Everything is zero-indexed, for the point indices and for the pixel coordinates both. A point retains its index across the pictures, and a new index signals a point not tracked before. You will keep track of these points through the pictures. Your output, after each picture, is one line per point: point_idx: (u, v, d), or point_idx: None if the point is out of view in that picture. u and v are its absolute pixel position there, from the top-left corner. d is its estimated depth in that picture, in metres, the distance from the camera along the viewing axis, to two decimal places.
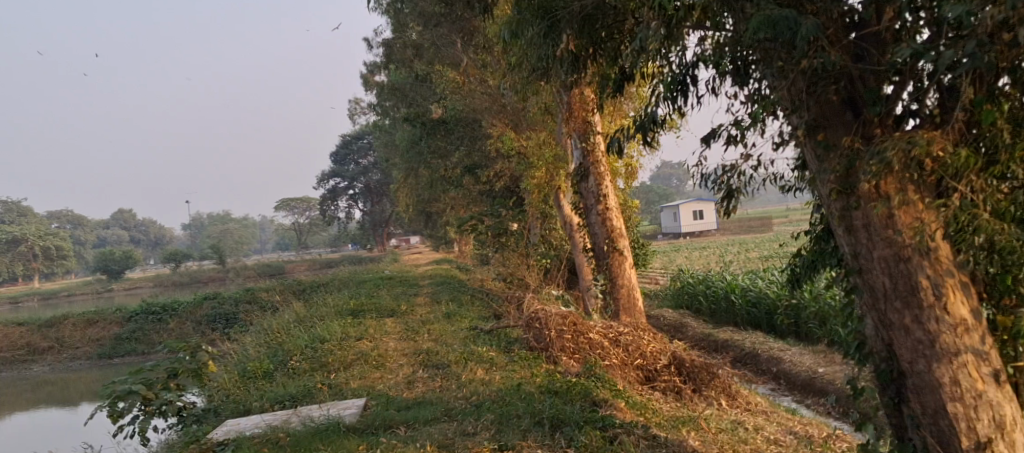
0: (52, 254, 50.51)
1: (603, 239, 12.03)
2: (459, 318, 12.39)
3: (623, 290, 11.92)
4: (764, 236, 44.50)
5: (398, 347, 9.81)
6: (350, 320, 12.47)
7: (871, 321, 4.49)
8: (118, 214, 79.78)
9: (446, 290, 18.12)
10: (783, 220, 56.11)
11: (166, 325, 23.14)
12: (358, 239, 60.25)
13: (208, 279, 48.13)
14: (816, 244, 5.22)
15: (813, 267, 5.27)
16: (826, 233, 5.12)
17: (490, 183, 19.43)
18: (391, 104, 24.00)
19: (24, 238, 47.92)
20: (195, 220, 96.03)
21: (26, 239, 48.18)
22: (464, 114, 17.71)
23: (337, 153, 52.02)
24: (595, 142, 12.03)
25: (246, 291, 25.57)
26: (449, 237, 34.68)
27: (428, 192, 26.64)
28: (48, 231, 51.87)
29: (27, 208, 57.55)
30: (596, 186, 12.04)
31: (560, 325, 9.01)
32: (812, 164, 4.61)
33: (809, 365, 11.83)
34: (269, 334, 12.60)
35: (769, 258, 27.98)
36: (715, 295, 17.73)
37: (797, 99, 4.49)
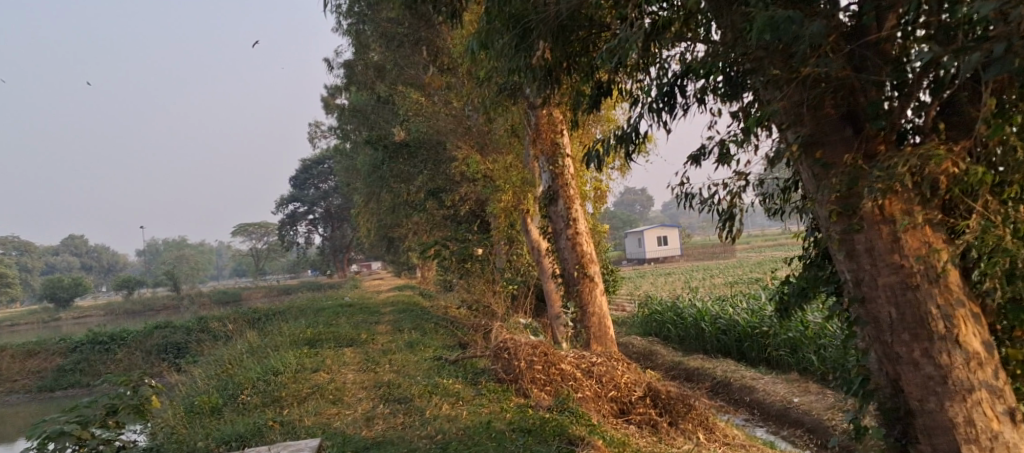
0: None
1: (573, 265, 11.64)
2: (422, 348, 11.83)
3: (594, 317, 11.53)
4: (726, 262, 44.72)
5: (358, 380, 9.23)
6: (306, 350, 11.85)
7: (874, 355, 4.04)
8: (70, 240, 77.62)
9: (408, 318, 17.52)
10: (745, 246, 56.49)
11: (114, 356, 22.13)
12: (318, 265, 59.16)
13: (162, 307, 46.74)
14: (807, 271, 4.84)
15: (803, 295, 4.88)
16: (820, 258, 4.75)
17: (454, 207, 18.97)
18: (353, 128, 23.48)
19: None
20: (150, 247, 93.84)
21: None
22: (427, 136, 17.26)
23: (297, 177, 51.12)
24: (564, 164, 11.70)
25: (200, 319, 24.67)
26: (412, 263, 34.12)
27: (390, 218, 26.08)
28: None
29: None
30: (566, 209, 11.67)
31: (530, 355, 8.56)
32: (807, 184, 4.15)
33: (783, 394, 11.54)
34: (220, 366, 11.90)
35: (734, 284, 27.89)
36: (684, 322, 17.39)
37: (793, 112, 4.06)
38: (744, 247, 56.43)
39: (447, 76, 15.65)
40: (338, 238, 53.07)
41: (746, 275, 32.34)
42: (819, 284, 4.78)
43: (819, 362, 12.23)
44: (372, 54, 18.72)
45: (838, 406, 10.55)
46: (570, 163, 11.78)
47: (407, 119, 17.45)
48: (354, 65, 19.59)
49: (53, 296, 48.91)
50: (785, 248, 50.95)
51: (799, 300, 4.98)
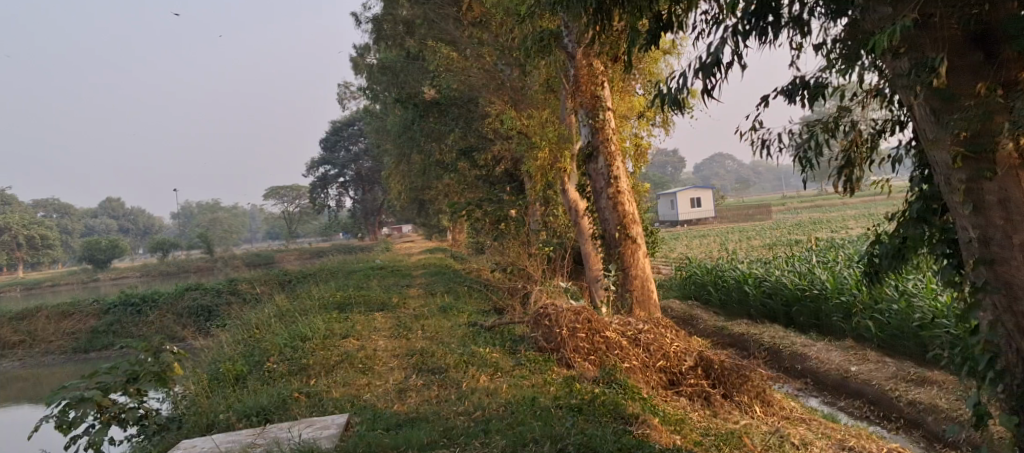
0: (36, 244, 49.27)
1: (614, 225, 10.96)
2: (457, 312, 11.32)
3: (636, 281, 10.87)
4: (762, 224, 43.52)
5: (390, 347, 8.71)
6: (335, 314, 11.39)
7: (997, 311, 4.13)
8: (106, 202, 78.34)
9: (441, 281, 17.02)
10: (781, 208, 55.07)
11: (145, 318, 22.01)
12: (349, 227, 59.00)
13: (195, 269, 46.97)
14: (911, 231, 4.81)
15: (899, 258, 4.93)
16: (919, 217, 4.78)
17: (486, 167, 18.32)
18: (381, 86, 22.78)
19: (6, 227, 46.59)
20: (185, 209, 94.68)
21: (9, 229, 46.88)
22: (460, 92, 16.57)
23: (328, 139, 50.59)
24: (604, 118, 10.96)
25: (231, 281, 24.46)
26: (442, 225, 33.58)
27: (421, 179, 25.48)
28: (33, 221, 50.60)
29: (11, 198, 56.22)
30: (607, 167, 10.96)
31: (573, 322, 7.93)
32: (924, 123, 4.09)
33: (838, 362, 10.79)
34: (247, 330, 11.48)
35: (774, 247, 26.91)
36: (726, 286, 16.65)
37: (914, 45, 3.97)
38: (781, 209, 54.98)
39: (480, 29, 15.00)
40: (369, 201, 52.73)
41: (786, 237, 31.26)
42: (921, 243, 4.79)
43: (876, 328, 11.51)
44: (401, 8, 17.97)
45: (901, 374, 9.75)
46: (611, 116, 11.05)
47: (438, 74, 16.75)
48: (382, 20, 18.84)
49: (90, 258, 49.33)
50: (824, 210, 49.45)
51: (895, 263, 4.99)
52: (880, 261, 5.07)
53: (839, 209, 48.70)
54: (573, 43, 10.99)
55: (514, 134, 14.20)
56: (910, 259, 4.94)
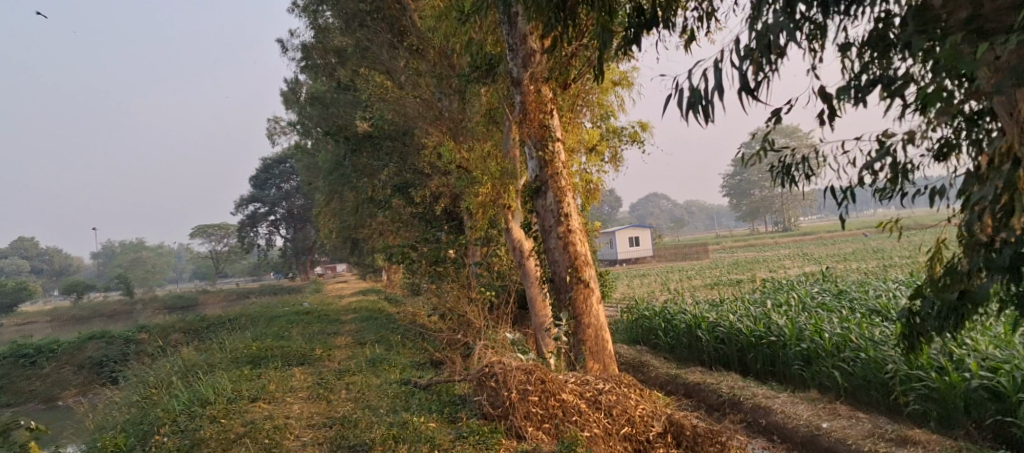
0: None
1: (564, 268, 9.88)
2: (388, 366, 10.03)
3: (590, 330, 9.79)
4: (702, 263, 43.23)
5: (308, 415, 7.37)
6: (247, 370, 9.97)
7: None
8: (19, 243, 73.88)
9: (372, 328, 15.62)
10: (717, 247, 55.14)
11: (41, 371, 19.87)
12: (280, 267, 56.65)
13: (112, 313, 44.08)
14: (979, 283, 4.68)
15: (955, 315, 4.86)
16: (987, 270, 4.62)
17: (423, 204, 17.05)
18: (310, 118, 21.32)
19: None
20: (105, 248, 90.09)
21: None
22: (395, 124, 15.35)
23: (258, 176, 48.36)
24: (554, 150, 9.96)
25: (142, 328, 22.45)
26: (376, 265, 32.03)
27: (354, 217, 24.06)
28: None
29: None
30: (556, 203, 9.91)
31: (523, 383, 6.66)
32: None
33: (807, 416, 9.85)
34: (141, 391, 9.89)
35: (718, 287, 26.21)
36: (675, 330, 15.66)
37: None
38: (717, 247, 55.06)
39: (416, 58, 14.03)
40: (300, 240, 50.70)
41: (729, 277, 30.77)
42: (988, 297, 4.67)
43: (842, 378, 10.68)
44: (333, 35, 16.76)
45: (878, 433, 8.87)
46: (561, 148, 10.05)
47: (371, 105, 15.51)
48: (312, 48, 17.68)
49: None
50: (758, 249, 49.59)
51: (942, 324, 4.95)
52: (927, 321, 5.03)
53: (774, 248, 48.91)
54: (519, 68, 10.02)
55: (453, 168, 13.09)
56: (963, 320, 4.87)
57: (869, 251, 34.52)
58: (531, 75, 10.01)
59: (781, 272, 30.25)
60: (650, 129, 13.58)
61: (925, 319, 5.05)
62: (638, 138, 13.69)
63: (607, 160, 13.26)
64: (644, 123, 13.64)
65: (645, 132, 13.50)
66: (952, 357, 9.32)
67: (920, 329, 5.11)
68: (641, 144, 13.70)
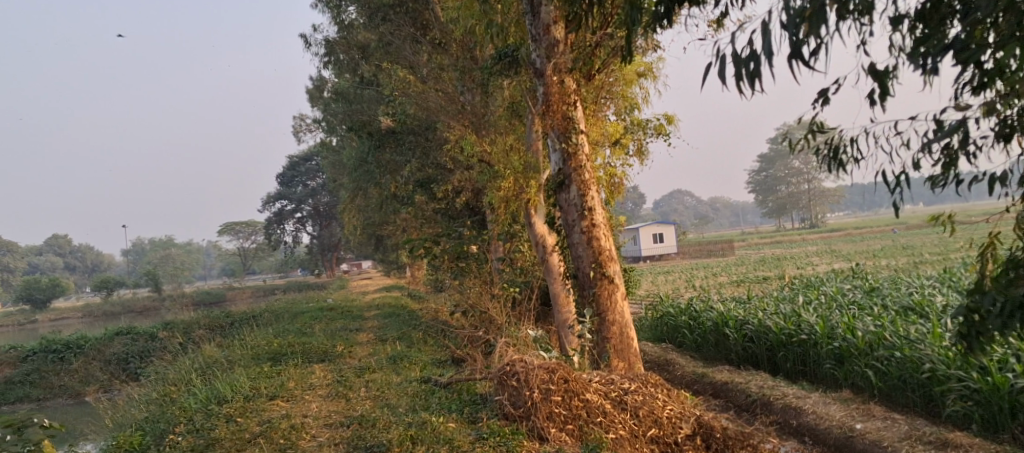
0: None
1: (588, 263, 9.63)
2: (409, 363, 9.85)
3: (614, 328, 9.53)
4: (727, 260, 42.72)
5: (325, 414, 7.21)
6: (267, 367, 9.86)
7: None
8: (53, 240, 75.10)
9: (394, 325, 15.48)
10: (743, 243, 54.53)
11: (69, 366, 20.04)
12: (306, 264, 56.98)
13: (142, 308, 44.59)
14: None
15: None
16: None
17: (446, 200, 16.86)
18: (334, 115, 21.24)
19: None
20: (136, 245, 91.38)
21: None
22: (418, 119, 15.16)
23: (284, 173, 48.62)
24: (578, 142, 9.70)
25: (167, 324, 22.58)
26: (400, 262, 32.00)
27: (378, 214, 23.98)
28: None
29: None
30: (580, 197, 9.65)
31: (545, 382, 6.41)
32: None
33: (840, 417, 9.51)
34: (161, 388, 9.82)
35: (744, 285, 25.82)
36: (702, 328, 15.32)
37: None
38: (743, 244, 54.45)
39: (440, 51, 13.84)
40: (326, 237, 50.88)
41: (756, 274, 30.32)
42: None
43: (876, 378, 10.31)
44: (356, 30, 16.62)
45: (916, 436, 8.54)
46: (584, 140, 9.79)
47: (394, 100, 15.33)
48: (335, 43, 17.55)
49: (29, 298, 46.40)
50: (785, 246, 48.97)
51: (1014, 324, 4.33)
52: (992, 320, 4.41)
53: (801, 244, 48.27)
54: (542, 58, 9.76)
55: (475, 163, 12.86)
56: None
57: (898, 248, 33.90)
58: (554, 65, 9.76)
59: (809, 268, 29.78)
60: (676, 122, 13.28)
61: (989, 318, 4.45)
62: (663, 131, 13.40)
63: (632, 154, 12.99)
64: (670, 115, 13.35)
65: (670, 125, 13.20)
66: (994, 357, 8.97)
67: (979, 327, 4.53)
68: (666, 137, 13.41)
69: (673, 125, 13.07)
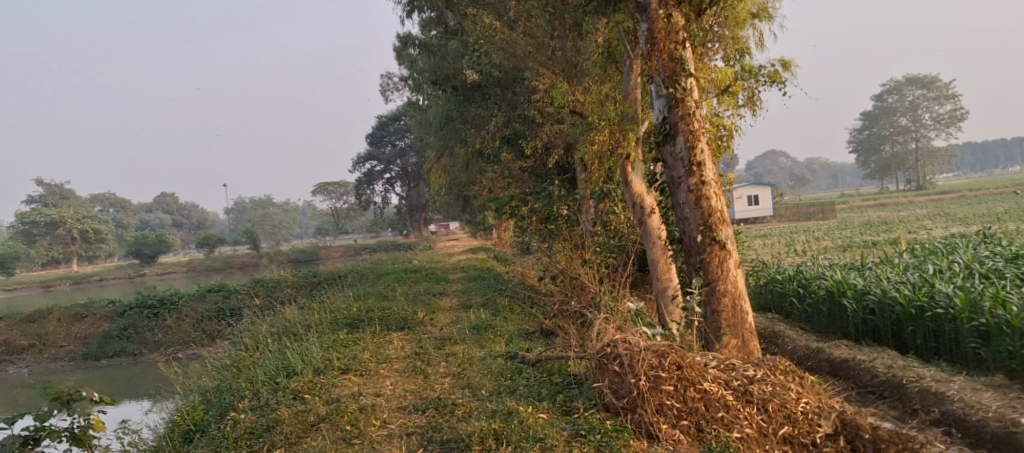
0: (90, 238, 48.93)
1: (695, 226, 8.45)
2: (494, 334, 9.00)
3: (727, 300, 8.33)
4: (827, 223, 40.30)
5: (396, 394, 6.47)
6: (344, 334, 9.22)
7: None
8: (162, 198, 78.28)
9: (479, 289, 14.65)
10: (845, 205, 51.41)
11: (163, 323, 20.26)
12: (395, 223, 57.17)
13: (240, 264, 45.76)
14: None
15: None
16: None
17: (534, 158, 15.74)
18: (420, 71, 20.42)
19: (62, 220, 46.69)
20: (237, 203, 94.72)
21: (64, 222, 46.94)
22: (505, 70, 14.05)
23: (373, 133, 48.54)
24: (687, 86, 8.51)
25: (256, 281, 22.58)
26: (488, 222, 31.38)
27: (464, 174, 23.20)
28: (86, 215, 50.36)
29: (70, 192, 58.46)
30: (687, 149, 8.47)
31: (653, 368, 5.42)
32: None
33: (996, 408, 8.20)
34: (234, 353, 9.28)
35: (851, 250, 23.84)
36: (813, 296, 13.78)
37: None
38: (844, 206, 51.38)
39: None
40: (415, 197, 50.73)
41: (864, 239, 28.20)
42: None
43: None
44: None
45: None
46: (694, 85, 8.59)
47: (479, 50, 14.23)
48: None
49: (137, 253, 48.09)
50: (893, 208, 45.84)
51: None
52: None
53: (910, 207, 45.11)
54: None
55: (566, 115, 11.73)
56: None
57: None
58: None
59: (924, 233, 27.38)
60: (793, 68, 11.79)
61: None
62: (778, 78, 11.94)
63: (743, 103, 11.61)
64: (787, 61, 11.86)
65: (786, 72, 11.74)
66: None
67: None
68: (781, 86, 11.96)
69: (790, 72, 11.61)
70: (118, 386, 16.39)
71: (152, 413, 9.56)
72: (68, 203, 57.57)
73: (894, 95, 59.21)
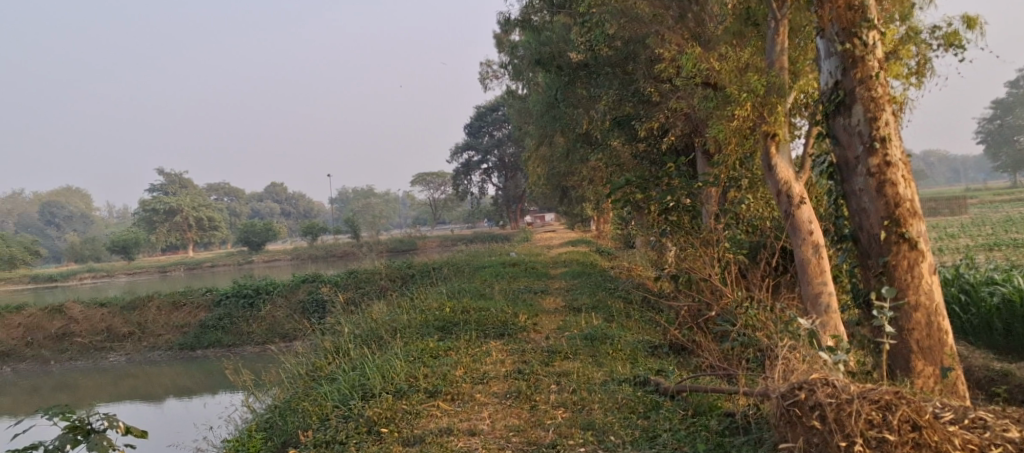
0: (205, 225, 49.90)
1: (876, 219, 6.59)
2: (613, 348, 7.42)
3: (919, 315, 6.46)
4: (959, 219, 36.50)
5: (497, 433, 5.11)
6: (433, 343, 7.80)
7: None
8: (268, 187, 79.83)
9: (586, 288, 13.05)
10: (979, 200, 46.71)
11: (257, 313, 19.57)
12: (491, 215, 56.15)
13: (341, 253, 45.65)
14: None
15: None
16: None
17: (648, 141, 13.88)
18: (520, 53, 18.88)
19: (181, 208, 47.79)
20: (339, 193, 96.29)
21: (182, 210, 48.01)
22: (620, 40, 12.25)
23: (471, 123, 47.45)
24: (867, 39, 6.69)
25: (350, 272, 21.64)
26: (588, 214, 29.61)
27: (565, 163, 21.51)
28: (201, 203, 51.37)
29: (184, 181, 60.13)
30: (867, 120, 6.63)
31: (875, 428, 4.24)
32: None
33: None
34: (310, 360, 7.98)
35: (1003, 250, 20.76)
36: (981, 306, 11.20)
37: None
38: (976, 201, 46.77)
39: None
40: (512, 188, 49.49)
41: (1013, 237, 24.87)
42: None
43: None
44: None
45: None
46: (877, 40, 6.77)
47: (590, 19, 12.54)
48: None
49: (246, 240, 48.70)
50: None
51: None
52: None
53: None
54: None
55: (695, 87, 9.93)
56: None
57: None
58: None
59: None
60: (976, 29, 9.62)
61: None
62: (955, 41, 9.79)
63: (913, 71, 9.49)
64: (968, 19, 9.70)
65: (968, 32, 9.59)
66: None
67: None
68: (959, 51, 9.80)
69: (972, 31, 9.47)
70: (211, 378, 15.67)
71: (222, 423, 8.43)
72: (186, 191, 59.26)
73: None
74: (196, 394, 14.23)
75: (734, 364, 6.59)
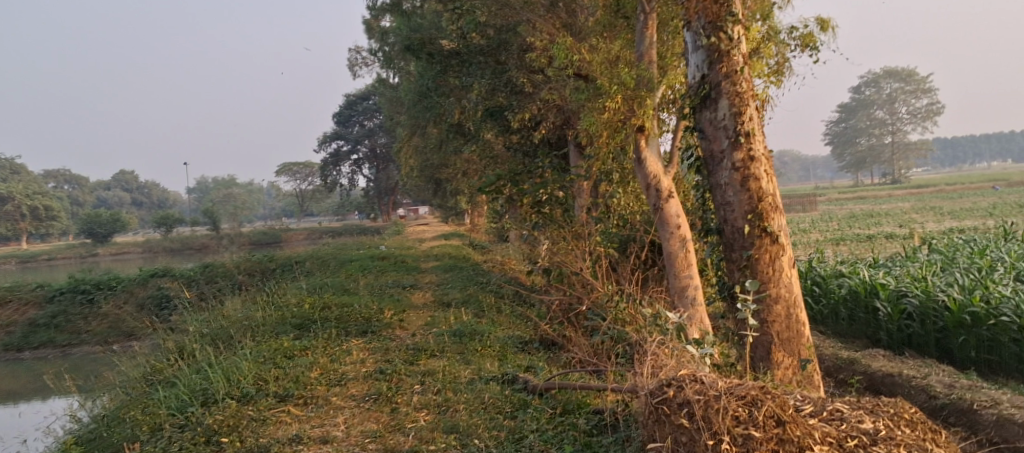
0: (42, 215, 45.89)
1: (740, 213, 6.66)
2: (481, 344, 7.16)
3: (780, 307, 6.57)
4: (808, 215, 38.81)
5: (351, 441, 4.75)
6: (289, 341, 7.26)
7: None
8: (120, 175, 74.70)
9: (456, 282, 12.75)
10: (825, 197, 49.98)
11: (98, 310, 18.04)
12: (362, 207, 54.87)
13: (199, 246, 43.25)
14: None
15: None
16: None
17: (520, 133, 13.73)
18: (390, 40, 18.33)
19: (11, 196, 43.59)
20: (200, 183, 91.50)
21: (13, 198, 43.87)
22: (491, 29, 12.02)
23: (341, 112, 46.03)
24: (732, 33, 6.76)
25: (206, 266, 20.36)
26: (461, 207, 29.33)
27: (437, 154, 21.11)
28: (38, 191, 47.25)
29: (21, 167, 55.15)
30: (732, 114, 6.68)
31: (741, 425, 4.17)
32: None
33: None
34: (147, 362, 7.26)
35: (848, 244, 22.10)
36: (831, 297, 11.75)
37: None
38: (823, 198, 50.04)
39: None
40: (383, 180, 48.48)
41: (855, 231, 26.58)
42: None
43: None
44: None
45: None
46: (741, 35, 6.85)
47: (461, 6, 12.23)
48: None
49: (91, 232, 45.17)
50: (873, 201, 44.47)
51: None
52: None
53: (891, 200, 43.83)
54: None
55: (567, 78, 9.83)
56: None
57: (1012, 207, 29.63)
58: None
59: (920, 228, 25.68)
60: (829, 31, 10.04)
61: None
62: (810, 43, 10.18)
63: (772, 70, 9.78)
64: (822, 23, 10.11)
65: (822, 34, 9.98)
66: None
67: None
68: (814, 52, 10.19)
69: (826, 34, 9.86)
70: (41, 382, 14.25)
71: (43, 435, 7.54)
72: (18, 177, 54.25)
73: (871, 88, 57.44)
74: (22, 400, 12.87)
75: (603, 358, 6.50)
